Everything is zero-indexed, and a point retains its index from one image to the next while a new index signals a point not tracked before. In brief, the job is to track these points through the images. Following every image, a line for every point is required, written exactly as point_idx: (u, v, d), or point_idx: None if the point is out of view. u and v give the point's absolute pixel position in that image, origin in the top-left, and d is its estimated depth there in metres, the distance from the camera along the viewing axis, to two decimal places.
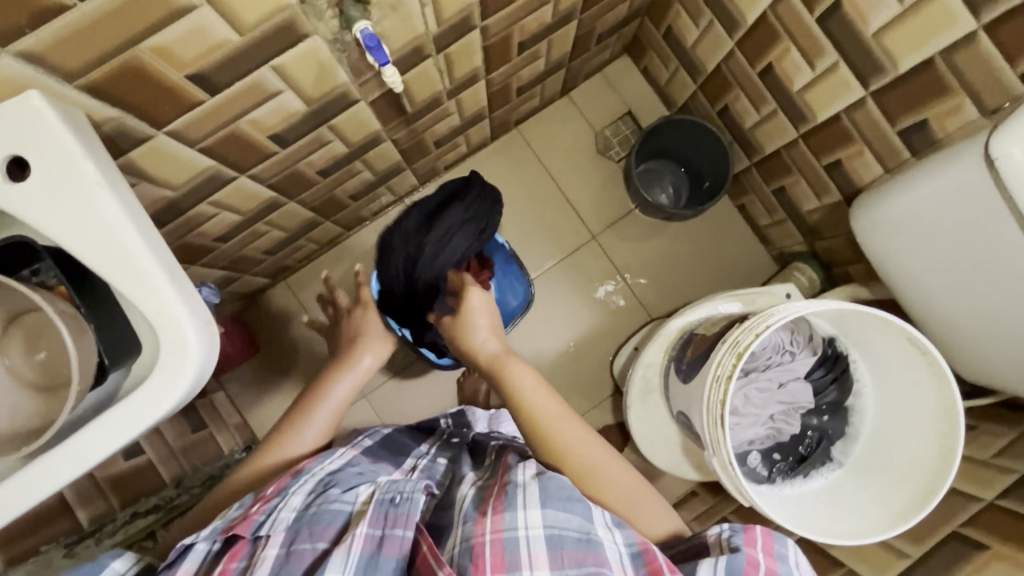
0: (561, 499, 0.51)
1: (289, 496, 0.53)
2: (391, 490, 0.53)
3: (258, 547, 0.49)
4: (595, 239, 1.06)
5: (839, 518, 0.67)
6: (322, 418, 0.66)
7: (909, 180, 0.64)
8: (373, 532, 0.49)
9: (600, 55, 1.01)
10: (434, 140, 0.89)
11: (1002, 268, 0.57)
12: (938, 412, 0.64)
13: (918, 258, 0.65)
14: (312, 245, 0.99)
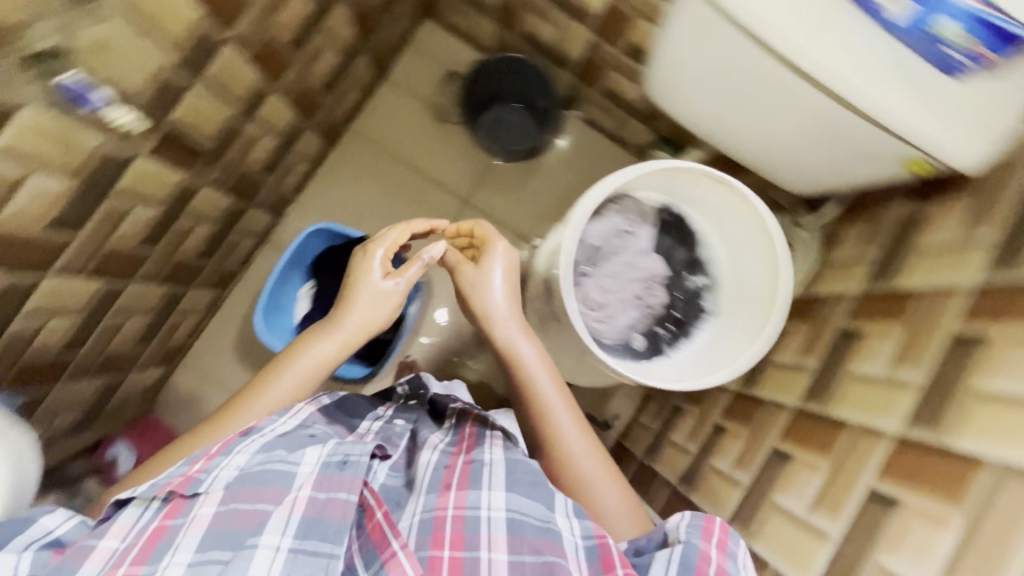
0: (523, 488, 0.68)
1: (232, 455, 0.65)
2: (339, 454, 0.68)
3: (195, 504, 0.61)
4: (465, 200, 1.31)
5: (716, 358, 0.96)
6: (289, 386, 0.79)
7: (684, 75, 0.89)
8: (314, 492, 0.63)
9: (393, 26, 1.21)
10: (251, 157, 0.98)
11: (806, 111, 0.77)
12: (760, 239, 0.94)
13: (703, 94, 0.88)
14: (194, 312, 1.15)
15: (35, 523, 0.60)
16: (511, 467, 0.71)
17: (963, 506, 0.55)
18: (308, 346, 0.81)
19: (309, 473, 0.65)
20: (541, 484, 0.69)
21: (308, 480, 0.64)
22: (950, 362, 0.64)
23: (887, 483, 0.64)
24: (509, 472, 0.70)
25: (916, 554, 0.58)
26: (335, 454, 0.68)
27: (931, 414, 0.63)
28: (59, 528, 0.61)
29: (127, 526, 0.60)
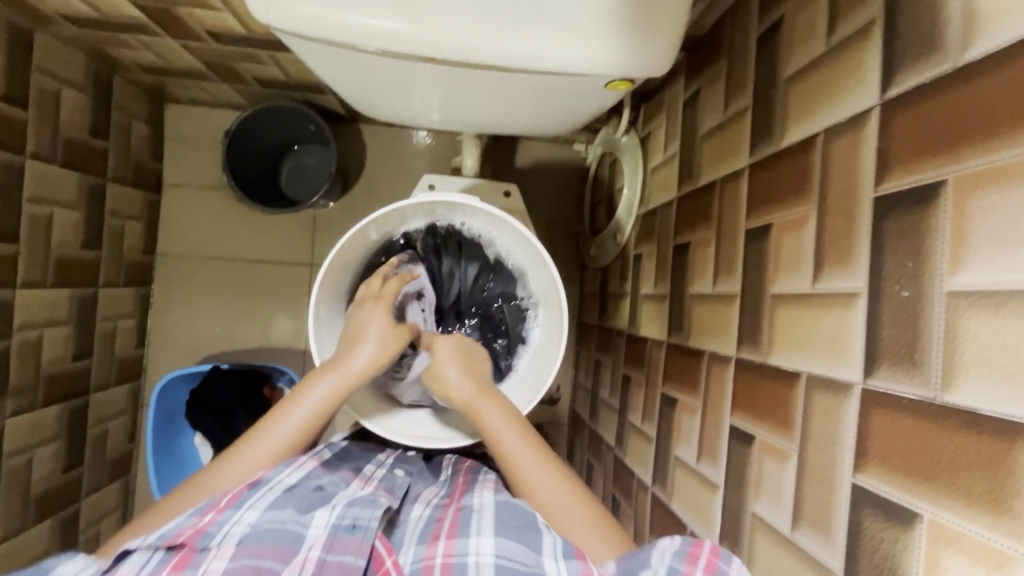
0: (514, 532, 0.57)
1: (244, 510, 0.56)
2: (350, 516, 0.57)
3: (206, 558, 0.51)
4: (312, 264, 1.38)
5: (535, 364, 0.86)
6: (276, 444, 0.66)
7: (314, 62, 0.63)
8: (324, 555, 0.53)
9: (126, 150, 1.24)
10: (44, 297, 1.04)
11: (470, 99, 0.68)
12: (521, 231, 0.80)
13: (364, 84, 0.67)
14: (109, 510, 1.27)
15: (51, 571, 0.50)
16: (501, 513, 0.60)
17: (792, 437, 0.53)
18: (302, 394, 0.69)
19: (320, 535, 0.55)
20: (530, 527, 0.57)
21: (319, 540, 0.54)
22: (751, 265, 0.64)
23: (743, 419, 0.62)
24: (498, 517, 0.59)
25: (773, 497, 0.55)
26: (345, 516, 0.57)
27: (755, 337, 0.62)
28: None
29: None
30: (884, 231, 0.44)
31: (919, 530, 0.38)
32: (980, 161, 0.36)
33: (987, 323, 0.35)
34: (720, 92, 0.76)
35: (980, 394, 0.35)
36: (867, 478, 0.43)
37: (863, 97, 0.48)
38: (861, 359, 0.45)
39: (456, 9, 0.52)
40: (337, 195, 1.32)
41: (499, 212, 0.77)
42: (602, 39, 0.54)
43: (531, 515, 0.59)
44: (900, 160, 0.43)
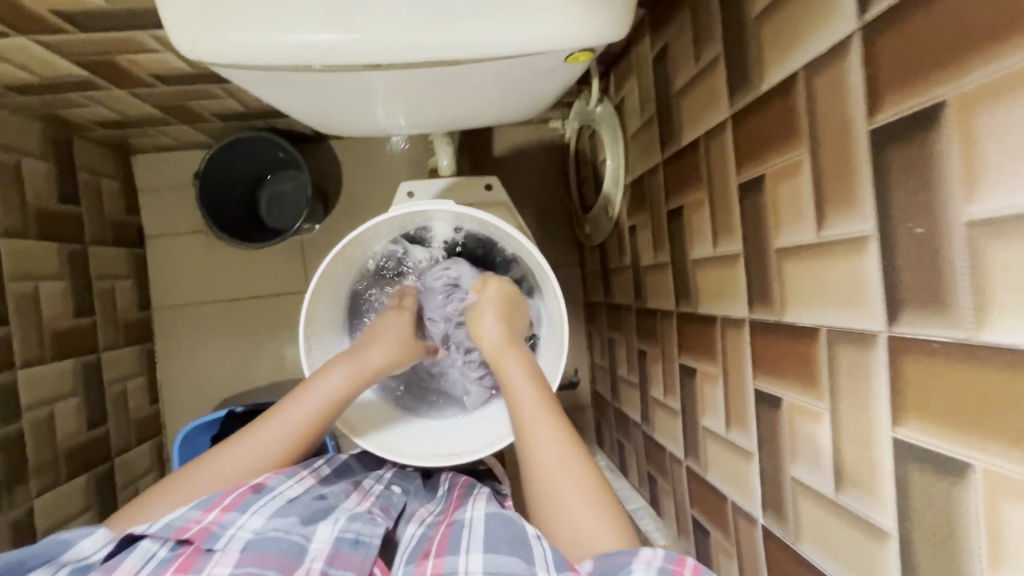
0: (504, 545, 0.55)
1: (248, 515, 0.60)
2: (353, 530, 0.59)
3: (208, 562, 0.55)
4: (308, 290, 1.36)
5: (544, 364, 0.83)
6: (289, 428, 0.69)
7: (255, 87, 0.59)
8: (326, 568, 0.54)
9: (100, 210, 1.21)
10: (47, 372, 1.03)
11: (426, 97, 0.64)
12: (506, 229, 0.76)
13: (312, 100, 0.63)
14: None
15: (73, 546, 0.58)
16: (493, 528, 0.58)
17: (821, 395, 0.50)
18: (317, 382, 0.71)
19: (322, 548, 0.56)
20: (522, 543, 0.55)
21: (322, 553, 0.56)
22: (750, 221, 0.61)
23: (768, 382, 0.59)
24: (489, 530, 0.58)
25: (811, 460, 0.52)
26: (348, 529, 0.59)
27: (766, 296, 0.59)
28: (93, 555, 0.58)
29: (133, 571, 0.55)
30: (886, 165, 0.41)
31: (972, 481, 0.36)
32: (981, 74, 0.33)
33: (1015, 249, 0.32)
34: (689, 43, 0.71)
35: (1018, 329, 0.32)
36: (908, 431, 0.40)
37: (841, 24, 0.44)
38: (883, 306, 0.42)
39: (391, 9, 0.49)
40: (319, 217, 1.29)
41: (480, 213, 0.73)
42: (552, 14, 0.51)
43: (522, 532, 0.57)
44: (893, 88, 0.39)
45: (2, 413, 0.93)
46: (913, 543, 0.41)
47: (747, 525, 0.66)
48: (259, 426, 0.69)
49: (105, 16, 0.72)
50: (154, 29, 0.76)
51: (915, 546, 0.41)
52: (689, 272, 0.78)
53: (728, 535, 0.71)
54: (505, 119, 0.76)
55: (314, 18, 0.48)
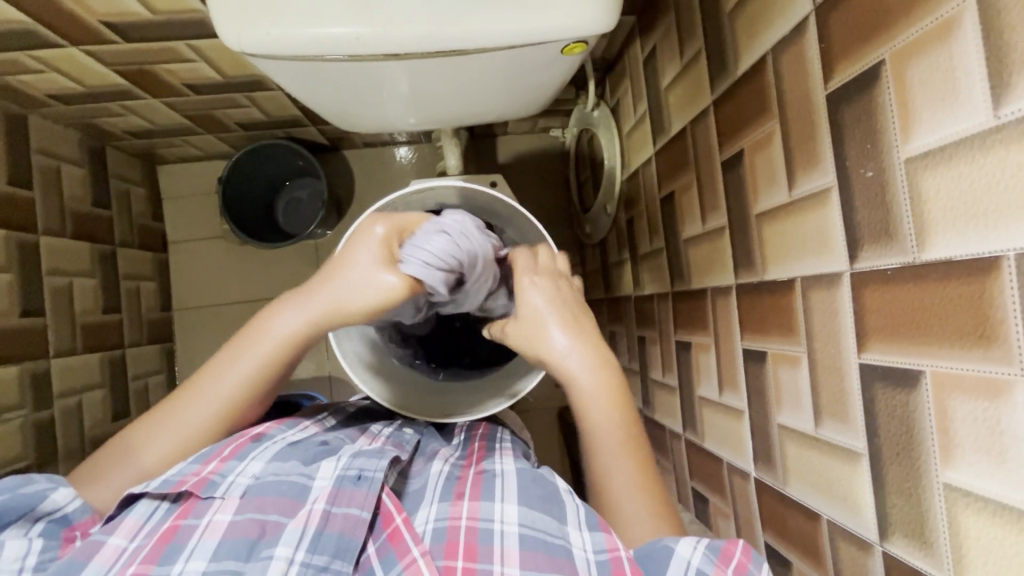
0: (537, 503, 0.59)
1: (247, 462, 0.61)
2: (355, 467, 0.60)
3: (210, 508, 0.56)
4: None
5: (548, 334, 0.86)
6: (231, 387, 0.65)
7: (286, 80, 0.66)
8: (329, 508, 0.56)
9: (129, 215, 1.29)
10: (77, 364, 1.09)
11: (437, 88, 0.71)
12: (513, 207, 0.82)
13: (335, 93, 0.71)
14: None
15: (46, 498, 0.58)
16: (525, 483, 0.62)
17: (799, 340, 0.55)
18: (262, 328, 0.65)
19: (325, 487, 0.58)
20: (555, 501, 0.60)
21: (325, 492, 0.58)
22: (733, 194, 0.66)
23: (754, 339, 0.64)
24: (520, 485, 0.61)
25: (794, 404, 0.57)
26: (350, 467, 0.60)
27: (750, 261, 0.64)
28: (67, 506, 0.59)
29: (138, 526, 0.56)
30: (841, 122, 0.47)
31: (924, 387, 0.40)
32: (907, 34, 0.39)
33: (944, 175, 0.37)
34: (674, 42, 0.79)
35: (951, 243, 0.37)
36: (872, 354, 0.45)
37: (800, 7, 0.51)
38: (845, 248, 0.47)
39: (409, 4, 0.56)
40: (333, 220, 1.36)
41: (489, 192, 0.79)
42: (549, 8, 0.58)
43: (555, 490, 0.61)
44: (842, 58, 0.46)
45: (35, 399, 0.98)
46: (880, 457, 0.45)
47: (741, 482, 0.69)
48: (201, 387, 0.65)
49: (149, 27, 0.80)
50: (191, 38, 0.84)
51: (883, 459, 0.45)
52: (682, 252, 0.83)
53: (725, 497, 0.74)
54: (508, 114, 0.83)
55: (342, 12, 0.56)
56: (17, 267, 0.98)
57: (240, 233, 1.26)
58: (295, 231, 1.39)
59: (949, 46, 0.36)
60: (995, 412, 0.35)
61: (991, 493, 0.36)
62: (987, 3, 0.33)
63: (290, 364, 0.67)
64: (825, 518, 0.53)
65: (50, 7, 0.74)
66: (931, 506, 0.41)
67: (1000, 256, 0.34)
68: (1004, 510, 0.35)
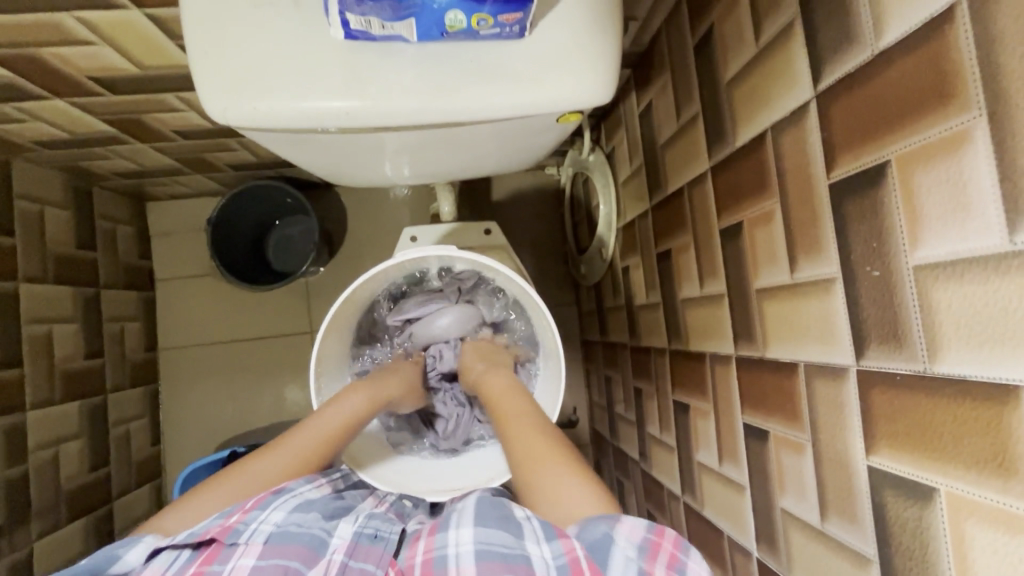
0: (494, 522, 0.58)
1: (269, 511, 0.62)
2: (372, 527, 0.64)
3: (234, 553, 0.57)
4: (311, 330, 1.39)
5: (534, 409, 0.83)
6: (283, 464, 0.69)
7: (274, 146, 0.65)
8: (346, 559, 0.59)
9: (117, 255, 1.26)
10: (55, 415, 1.06)
11: (429, 148, 0.69)
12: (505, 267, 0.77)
13: (324, 157, 0.69)
14: None
15: (119, 559, 0.57)
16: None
17: (803, 427, 0.53)
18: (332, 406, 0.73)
19: (342, 542, 0.61)
20: (512, 521, 0.58)
21: (343, 545, 0.60)
22: (732, 264, 0.65)
23: (755, 415, 0.62)
24: (479, 510, 0.61)
25: (798, 491, 0.55)
26: (367, 526, 0.63)
27: (750, 334, 0.62)
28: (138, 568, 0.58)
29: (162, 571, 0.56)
30: (845, 214, 0.45)
31: (938, 504, 0.38)
32: (915, 140, 0.38)
33: (957, 289, 0.36)
34: (670, 103, 0.78)
35: (965, 360, 0.36)
36: (882, 459, 0.43)
37: (800, 91, 0.50)
38: (850, 343, 0.46)
39: (401, 78, 0.55)
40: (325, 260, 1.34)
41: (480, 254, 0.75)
42: (543, 80, 0.56)
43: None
44: (846, 151, 0.44)
45: (8, 455, 0.95)
46: (892, 568, 0.43)
47: (743, 559, 0.67)
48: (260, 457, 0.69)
49: (136, 80, 0.79)
50: (180, 90, 0.82)
51: (893, 570, 0.43)
52: (679, 311, 0.82)
53: (725, 570, 0.72)
54: (502, 169, 0.82)
55: (331, 87, 0.54)
56: None
57: (228, 275, 1.24)
58: (286, 270, 1.36)
59: (959, 160, 0.35)
60: (1015, 548, 0.33)
61: None
62: (1000, 124, 0.32)
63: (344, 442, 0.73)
64: None
65: (33, 63, 0.72)
66: None
67: (1019, 385, 0.32)
68: None
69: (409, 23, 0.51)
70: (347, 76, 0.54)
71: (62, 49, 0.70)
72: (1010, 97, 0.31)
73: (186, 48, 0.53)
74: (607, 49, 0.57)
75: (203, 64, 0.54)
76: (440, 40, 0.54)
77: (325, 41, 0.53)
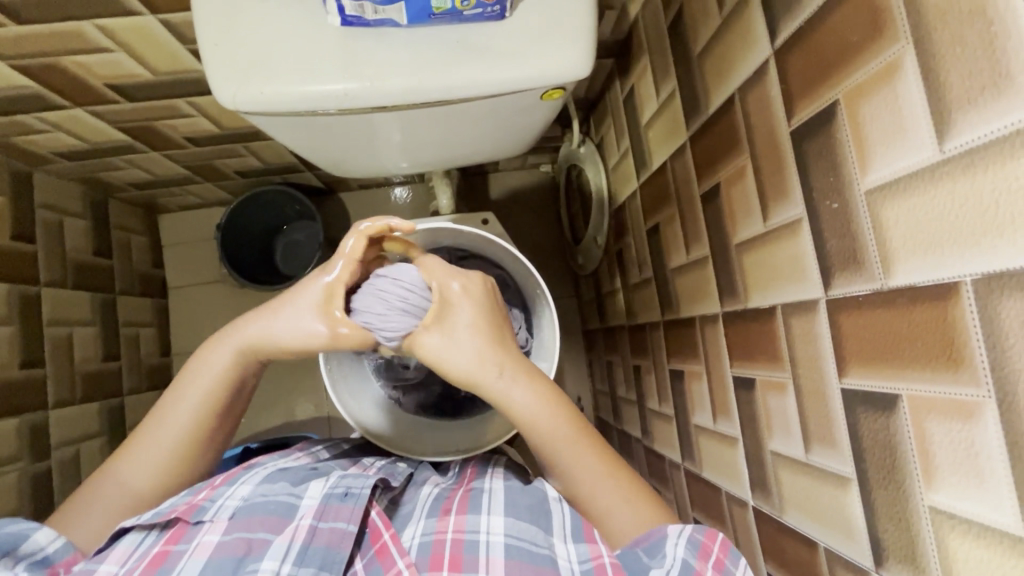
0: (525, 513, 0.59)
1: (237, 485, 0.61)
2: (342, 485, 0.60)
3: (199, 531, 0.57)
4: None
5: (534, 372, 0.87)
6: (167, 435, 0.65)
7: (279, 134, 0.69)
8: (316, 523, 0.56)
9: (133, 263, 1.31)
10: (76, 415, 1.10)
11: (423, 132, 0.74)
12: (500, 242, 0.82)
13: (326, 144, 0.74)
14: None
15: (28, 538, 0.57)
16: (509, 493, 0.62)
17: (784, 366, 0.56)
18: (203, 361, 0.66)
19: (311, 505, 0.58)
20: (543, 512, 0.59)
21: (311, 509, 0.57)
22: (714, 225, 0.68)
23: (742, 366, 0.65)
24: (505, 496, 0.61)
25: (784, 431, 0.57)
26: (337, 485, 0.60)
27: (733, 289, 0.65)
28: (50, 545, 0.57)
29: (129, 552, 0.56)
30: (806, 157, 0.49)
31: (902, 410, 0.41)
32: (858, 76, 0.42)
33: (902, 206, 0.39)
34: (651, 83, 0.83)
35: (913, 269, 0.39)
36: (854, 380, 0.46)
37: (761, 51, 0.54)
38: (819, 276, 0.49)
39: (394, 61, 0.59)
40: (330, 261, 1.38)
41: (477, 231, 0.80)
42: (525, 57, 0.61)
43: (538, 498, 0.61)
44: (802, 98, 0.48)
45: (33, 452, 0.99)
46: (869, 481, 0.45)
47: (740, 511, 0.69)
48: (145, 431, 0.65)
49: (149, 86, 0.84)
50: (191, 95, 0.88)
51: (871, 483, 0.45)
52: (670, 281, 0.85)
53: (725, 527, 0.73)
54: (495, 154, 0.86)
55: (330, 70, 0.59)
56: (19, 320, 0.99)
57: (238, 278, 1.29)
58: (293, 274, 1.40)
59: (894, 88, 0.38)
60: (969, 434, 0.36)
61: (976, 516, 0.36)
62: (925, 48, 0.36)
63: (230, 398, 0.67)
64: (822, 546, 0.53)
65: (57, 73, 0.78)
66: (920, 531, 0.41)
67: (958, 281, 0.36)
68: (988, 532, 0.36)
69: (399, 7, 0.56)
70: (346, 60, 0.59)
71: (83, 57, 0.76)
72: (929, 23, 0.35)
73: (197, 41, 0.59)
74: (583, 28, 0.61)
75: (213, 55, 0.59)
76: (428, 23, 0.59)
77: (324, 29, 0.58)
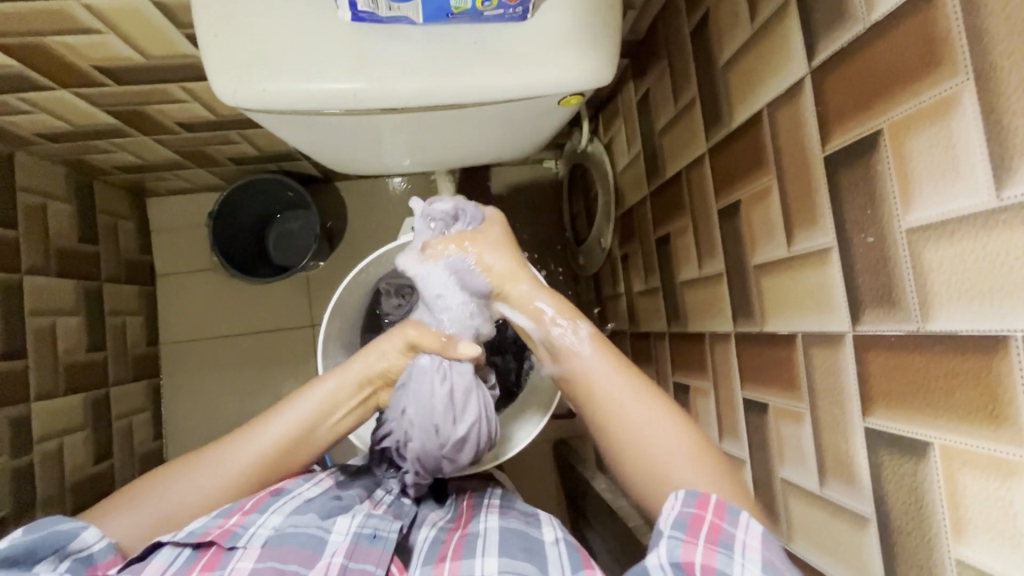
0: (519, 553, 0.57)
1: (268, 514, 0.59)
2: (371, 525, 0.59)
3: (233, 557, 0.55)
4: (311, 324, 1.38)
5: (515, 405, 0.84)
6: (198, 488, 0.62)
7: (279, 131, 0.66)
8: (346, 562, 0.55)
9: (120, 249, 1.27)
10: (59, 407, 1.06)
11: (429, 136, 0.71)
12: None
13: (327, 143, 0.70)
14: None
15: (78, 536, 0.56)
16: (509, 535, 0.60)
17: (802, 397, 0.54)
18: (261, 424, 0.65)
19: (342, 542, 0.57)
20: (538, 552, 0.58)
21: (341, 547, 0.57)
22: (731, 242, 0.66)
23: (755, 390, 0.63)
24: (502, 539, 0.60)
25: (798, 460, 0.56)
26: (366, 525, 0.59)
27: (749, 310, 0.63)
28: (95, 545, 0.56)
29: (162, 570, 0.54)
30: (841, 185, 0.47)
31: (933, 458, 0.40)
32: (905, 108, 0.39)
33: (948, 250, 0.37)
34: (667, 88, 0.80)
35: (958, 317, 0.37)
36: (878, 420, 0.45)
37: (795, 68, 0.51)
38: (847, 310, 0.47)
39: (405, 61, 0.56)
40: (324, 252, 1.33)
41: None
42: (545, 63, 0.58)
43: (536, 540, 0.60)
44: (839, 125, 0.46)
45: (14, 447, 0.95)
46: (890, 525, 0.44)
47: None
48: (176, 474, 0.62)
49: (141, 70, 0.80)
50: (184, 81, 0.84)
51: (892, 528, 0.44)
52: (679, 293, 0.83)
53: None
54: (502, 157, 0.82)
55: (339, 69, 0.55)
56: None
57: (229, 268, 1.24)
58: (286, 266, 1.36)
59: (948, 125, 0.36)
60: (1008, 493, 0.35)
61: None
62: (987, 87, 0.34)
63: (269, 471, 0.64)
64: None
65: (42, 54, 0.74)
66: None
67: (1009, 336, 0.34)
68: None
69: (415, 5, 0.52)
70: (356, 57, 0.55)
71: (69, 38, 0.71)
72: (996, 58, 0.33)
73: (195, 32, 0.55)
74: (605, 34, 0.58)
75: (212, 48, 0.55)
76: (446, 22, 0.55)
77: (332, 24, 0.55)
